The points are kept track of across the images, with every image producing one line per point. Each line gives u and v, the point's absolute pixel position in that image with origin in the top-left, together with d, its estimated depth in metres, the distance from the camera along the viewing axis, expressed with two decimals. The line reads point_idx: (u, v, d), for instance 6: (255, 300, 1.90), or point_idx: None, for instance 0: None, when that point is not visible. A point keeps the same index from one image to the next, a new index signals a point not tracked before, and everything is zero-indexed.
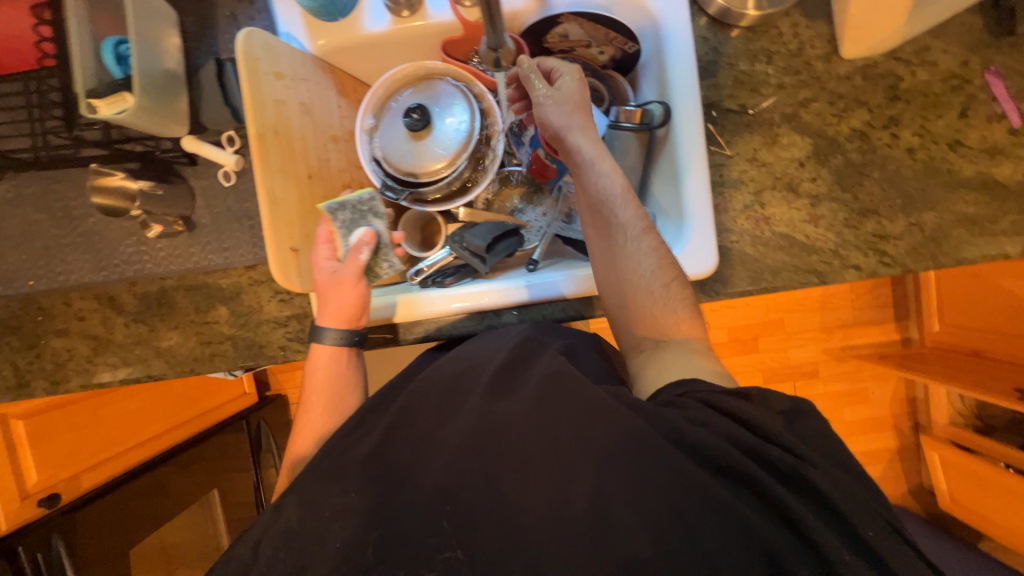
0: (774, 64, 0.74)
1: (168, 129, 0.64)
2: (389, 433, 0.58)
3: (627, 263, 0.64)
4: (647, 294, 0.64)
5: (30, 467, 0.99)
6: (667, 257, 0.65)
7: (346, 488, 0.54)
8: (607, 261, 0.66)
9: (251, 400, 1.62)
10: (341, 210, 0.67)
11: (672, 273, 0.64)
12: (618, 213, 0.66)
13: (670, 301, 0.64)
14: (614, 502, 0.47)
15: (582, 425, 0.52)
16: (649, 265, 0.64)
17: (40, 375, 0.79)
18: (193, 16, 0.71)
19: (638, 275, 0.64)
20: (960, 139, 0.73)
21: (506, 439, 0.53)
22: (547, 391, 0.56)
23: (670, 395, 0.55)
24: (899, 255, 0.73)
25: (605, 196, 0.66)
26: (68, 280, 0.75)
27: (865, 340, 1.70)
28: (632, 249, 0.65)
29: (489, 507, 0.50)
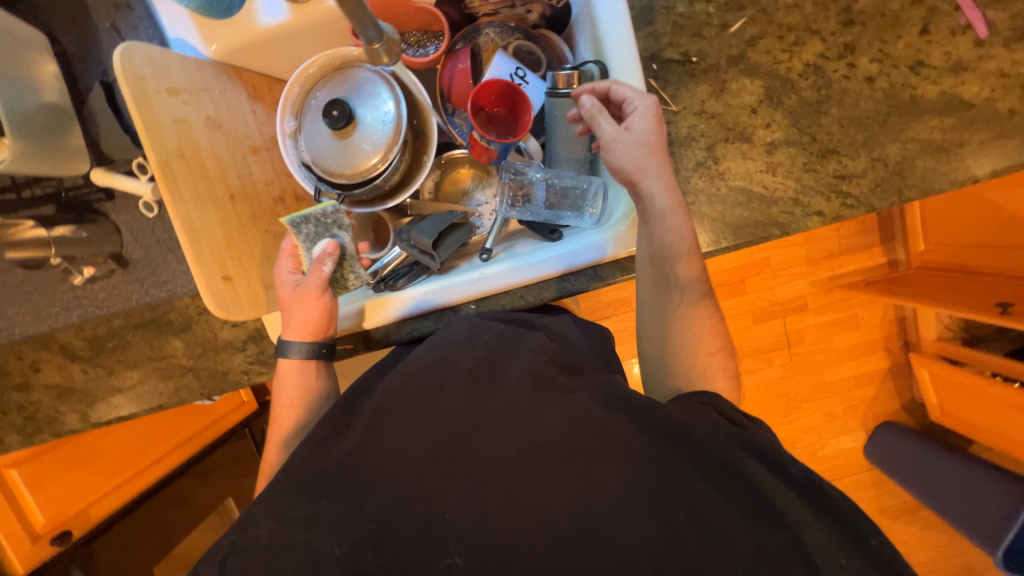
0: (714, 2, 0.67)
1: (65, 167, 0.60)
2: (365, 438, 0.54)
3: (679, 325, 0.62)
4: (693, 360, 0.61)
5: (35, 511, 1.01)
6: (717, 325, 0.63)
7: (315, 497, 0.50)
8: (655, 309, 0.63)
9: (251, 408, 1.49)
10: (305, 224, 0.66)
11: (719, 343, 0.62)
12: (677, 271, 0.62)
13: (714, 372, 0.61)
14: (598, 499, 0.45)
15: (567, 424, 0.49)
16: (700, 331, 0.62)
17: (12, 430, 0.79)
18: (70, 34, 0.64)
19: (688, 339, 0.62)
20: (921, 59, 0.67)
21: (485, 441, 0.50)
22: (524, 386, 0.54)
23: (693, 402, 0.55)
24: (864, 194, 0.69)
25: (669, 253, 0.61)
26: (13, 334, 0.73)
27: (853, 269, 1.67)
28: (684, 304, 0.62)
29: (472, 514, 0.46)
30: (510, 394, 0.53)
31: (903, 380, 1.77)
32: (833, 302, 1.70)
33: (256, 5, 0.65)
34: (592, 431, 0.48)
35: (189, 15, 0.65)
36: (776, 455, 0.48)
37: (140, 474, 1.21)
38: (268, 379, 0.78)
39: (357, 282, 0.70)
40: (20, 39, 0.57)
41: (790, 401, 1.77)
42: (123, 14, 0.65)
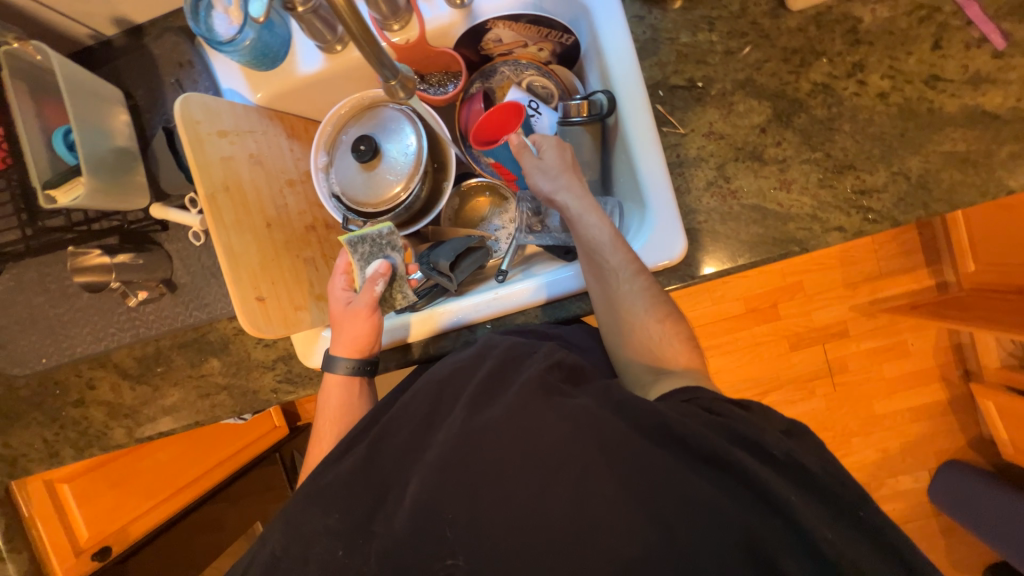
0: (717, 31, 0.70)
1: (130, 201, 0.68)
2: (371, 454, 0.54)
3: (624, 306, 0.63)
4: (645, 336, 0.63)
5: (80, 524, 1.07)
6: (663, 298, 0.64)
7: (328, 509, 0.52)
8: (602, 307, 0.65)
9: (283, 433, 1.63)
10: (361, 243, 0.74)
11: (669, 315, 0.63)
12: (609, 257, 0.64)
13: (668, 343, 0.62)
14: (594, 504, 0.45)
15: (565, 428, 0.49)
16: (644, 307, 0.63)
17: (68, 443, 0.85)
18: (143, 89, 0.74)
19: (635, 317, 0.63)
20: (936, 73, 0.66)
21: (484, 453, 0.49)
22: (529, 395, 0.52)
23: (677, 401, 0.53)
24: (886, 208, 0.68)
25: (594, 243, 0.65)
26: (74, 353, 0.80)
27: (896, 291, 1.58)
28: (624, 290, 0.63)
29: (472, 519, 0.46)
30: (513, 401, 0.52)
31: (967, 413, 1.61)
32: (878, 327, 1.60)
33: (296, 57, 0.74)
34: (591, 436, 0.48)
35: (240, 69, 0.73)
36: (797, 474, 0.46)
37: (179, 493, 1.28)
38: (295, 397, 0.81)
39: (405, 301, 0.75)
40: (100, 92, 0.66)
41: (837, 435, 1.65)
42: (185, 70, 0.74)
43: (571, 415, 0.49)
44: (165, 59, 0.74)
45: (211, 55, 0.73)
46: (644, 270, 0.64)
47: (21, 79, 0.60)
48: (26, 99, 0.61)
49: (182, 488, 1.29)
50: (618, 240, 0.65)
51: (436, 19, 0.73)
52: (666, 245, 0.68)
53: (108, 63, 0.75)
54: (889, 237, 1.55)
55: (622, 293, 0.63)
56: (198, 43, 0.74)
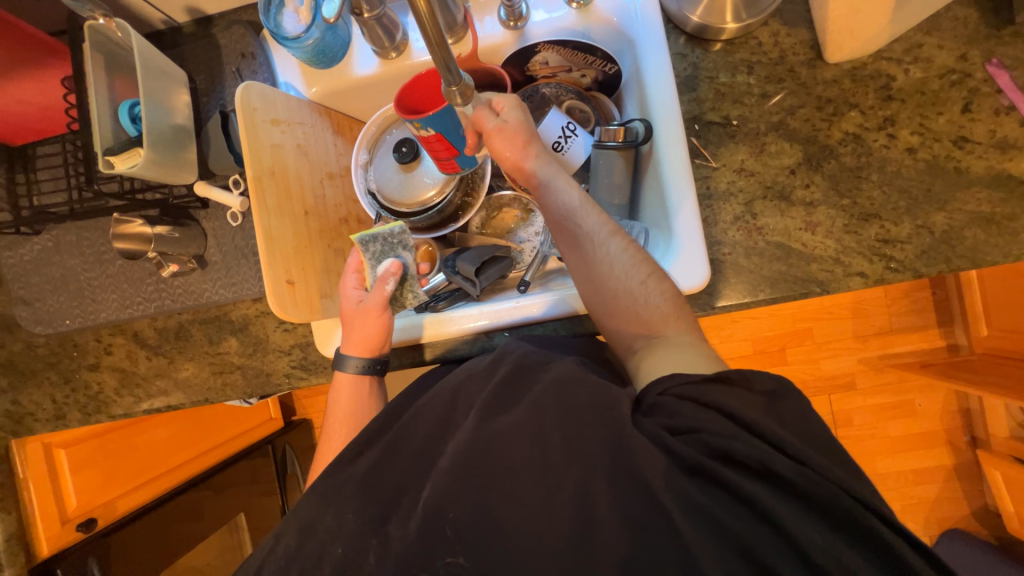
0: (755, 74, 0.73)
1: (178, 176, 0.71)
2: (385, 455, 0.55)
3: (603, 266, 0.63)
4: (629, 295, 0.62)
5: (70, 493, 1.05)
6: (641, 254, 0.65)
7: (344, 510, 0.52)
8: (583, 272, 0.65)
9: (276, 425, 1.67)
10: (372, 242, 0.73)
11: (647, 268, 0.63)
12: (584, 223, 0.66)
13: (652, 297, 0.62)
14: (598, 514, 0.44)
15: (576, 435, 0.48)
16: (625, 264, 0.63)
17: (75, 407, 0.86)
18: (204, 74, 0.78)
19: (615, 276, 0.63)
20: (965, 135, 0.69)
21: (495, 458, 0.49)
22: (544, 403, 0.51)
23: (651, 397, 0.51)
24: (909, 259, 0.69)
25: (567, 210, 0.66)
26: (98, 317, 0.82)
27: (906, 348, 1.57)
28: (604, 251, 0.64)
29: (479, 519, 0.47)
30: (526, 410, 0.51)
31: (972, 482, 1.57)
32: (886, 382, 1.59)
33: (353, 59, 0.78)
34: (596, 448, 0.47)
35: (298, 64, 0.77)
36: None
37: (172, 472, 1.26)
38: (306, 385, 0.82)
39: (415, 301, 0.74)
40: (169, 73, 0.70)
41: None
42: (246, 61, 0.78)
43: (585, 433, 0.48)
44: (229, 48, 0.78)
45: (274, 49, 0.77)
46: (619, 232, 0.67)
47: (99, 53, 0.64)
48: (102, 72, 0.65)
49: (174, 467, 1.27)
50: (589, 207, 0.67)
51: (489, 37, 0.77)
52: (688, 274, 0.69)
53: (175, 47, 0.80)
54: (903, 293, 1.56)
55: (604, 256, 0.64)
56: (262, 37, 0.78)
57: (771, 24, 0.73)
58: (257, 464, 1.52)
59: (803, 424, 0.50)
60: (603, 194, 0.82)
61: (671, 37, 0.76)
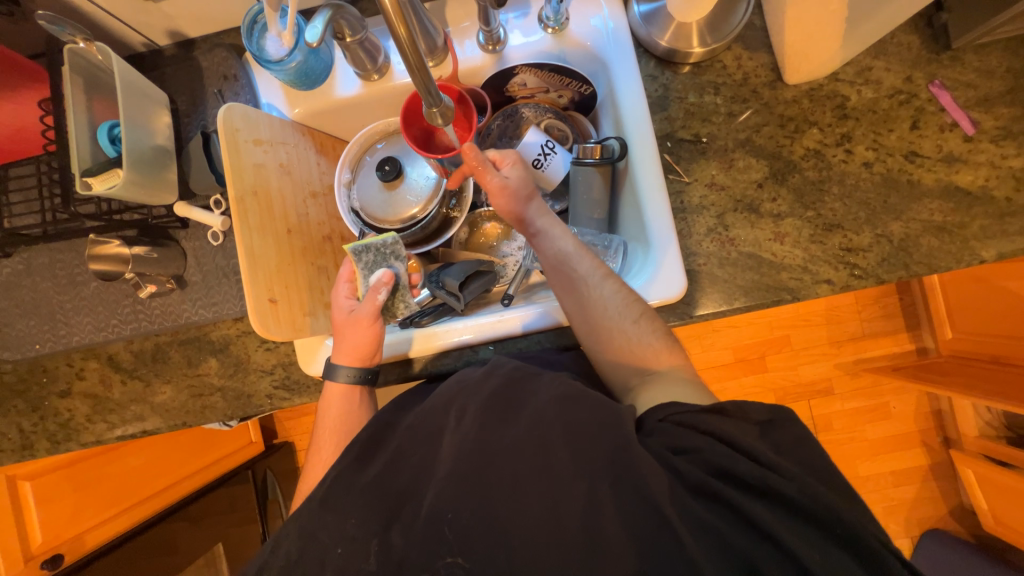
0: (721, 95, 0.78)
1: (158, 197, 0.71)
2: (389, 466, 0.54)
3: (595, 308, 0.66)
4: (621, 335, 0.65)
5: (34, 529, 1.00)
6: (632, 297, 0.67)
7: (347, 516, 0.51)
8: (578, 314, 0.67)
9: (258, 448, 1.60)
10: (366, 252, 0.73)
11: (639, 310, 0.66)
12: (578, 267, 0.69)
13: (643, 336, 0.65)
14: (603, 518, 0.45)
15: (577, 442, 0.49)
16: (617, 306, 0.66)
17: (44, 436, 0.82)
18: (185, 96, 0.78)
19: (608, 317, 0.66)
20: (914, 150, 0.74)
21: (500, 467, 0.49)
22: (545, 416, 0.52)
23: (652, 422, 0.53)
24: (871, 267, 0.73)
25: (562, 254, 0.70)
26: (70, 341, 0.80)
27: (878, 352, 1.63)
28: (597, 294, 0.67)
29: (484, 528, 0.47)
30: (528, 419, 0.52)
31: (948, 481, 1.62)
32: (861, 386, 1.64)
33: (335, 81, 0.79)
34: (600, 453, 0.48)
35: (280, 86, 0.79)
36: None
37: (146, 502, 1.21)
38: (289, 405, 0.81)
39: (407, 311, 0.75)
40: (150, 95, 0.71)
41: None
42: (228, 83, 0.78)
43: (584, 439, 0.49)
44: (212, 70, 0.79)
45: (257, 72, 0.79)
46: (613, 275, 0.69)
47: (79, 75, 0.64)
48: (81, 94, 0.65)
49: (148, 497, 1.22)
50: (583, 252, 0.70)
51: (469, 59, 0.80)
52: (665, 284, 0.71)
53: (156, 69, 0.80)
54: (872, 299, 1.62)
55: (598, 299, 0.67)
56: (244, 60, 0.79)
57: (734, 49, 0.78)
58: (236, 491, 1.46)
59: (778, 426, 0.52)
60: (582, 209, 0.84)
61: (642, 60, 0.80)
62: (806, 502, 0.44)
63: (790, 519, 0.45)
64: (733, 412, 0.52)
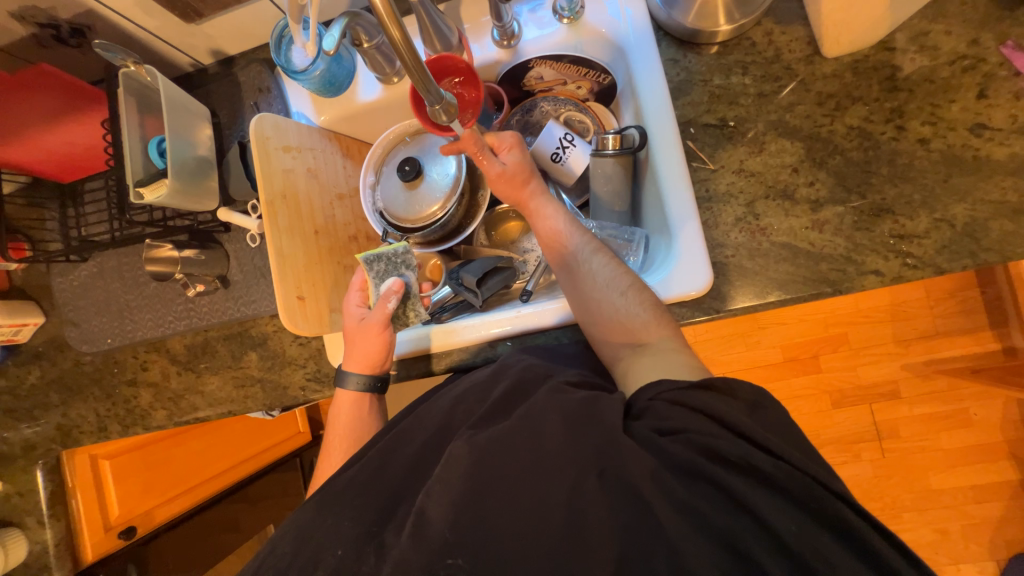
0: (750, 75, 0.73)
1: (201, 203, 0.77)
2: (382, 462, 0.55)
3: (586, 282, 0.67)
4: (612, 307, 0.64)
5: (113, 502, 1.11)
6: (623, 267, 0.67)
7: (339, 519, 0.52)
8: (572, 289, 0.68)
9: (305, 438, 1.70)
10: (376, 262, 0.75)
11: (630, 282, 0.65)
12: (570, 243, 0.70)
13: (631, 307, 0.63)
14: (595, 523, 0.43)
15: (565, 446, 0.47)
16: (604, 277, 0.66)
17: (116, 420, 0.93)
18: (226, 109, 0.85)
19: (598, 290, 0.66)
20: (982, 122, 0.65)
21: (492, 460, 0.48)
22: (537, 414, 0.50)
23: (643, 401, 0.51)
24: (928, 255, 0.65)
25: (556, 232, 0.71)
26: (135, 335, 0.89)
27: (953, 352, 1.46)
28: (588, 268, 0.68)
29: (476, 527, 0.45)
30: (522, 414, 0.51)
31: None
32: (933, 390, 1.47)
33: (357, 87, 0.83)
34: (595, 454, 0.46)
35: (308, 95, 0.83)
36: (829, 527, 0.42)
37: (201, 485, 1.31)
38: (320, 397, 0.85)
39: (417, 319, 0.76)
40: (192, 110, 0.77)
41: (886, 507, 1.50)
42: (263, 95, 0.84)
43: (578, 440, 0.47)
44: (248, 84, 0.85)
45: (287, 83, 0.83)
46: (604, 249, 0.69)
47: (132, 96, 0.72)
48: (134, 112, 0.72)
49: (205, 480, 1.33)
50: (578, 228, 0.71)
51: (484, 56, 0.80)
52: (690, 278, 0.68)
53: (201, 87, 0.87)
54: (945, 293, 1.45)
55: (589, 273, 0.67)
56: (276, 72, 0.84)
57: (764, 24, 0.72)
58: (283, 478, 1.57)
59: (809, 430, 0.48)
60: (603, 202, 0.82)
61: (665, 44, 0.77)
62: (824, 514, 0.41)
63: (801, 514, 0.42)
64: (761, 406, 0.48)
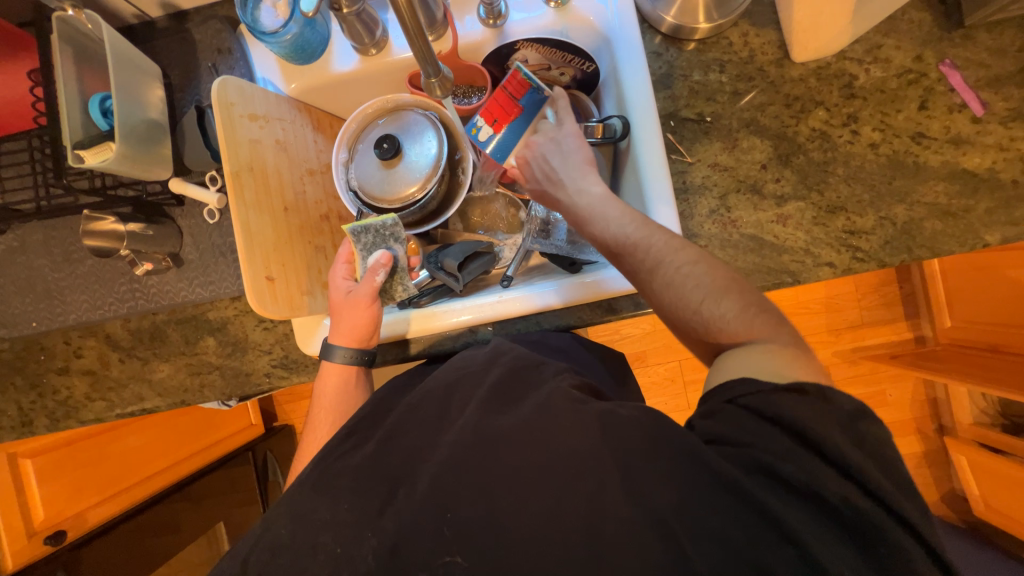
0: (727, 73, 0.76)
1: (151, 172, 0.70)
2: (380, 449, 0.55)
3: (667, 291, 0.57)
4: (705, 319, 0.55)
5: (36, 505, 1.01)
6: (712, 271, 0.57)
7: (335, 502, 0.51)
8: (651, 298, 0.59)
9: (257, 431, 1.63)
10: (364, 234, 0.73)
11: (723, 289, 0.55)
12: (645, 245, 0.60)
13: (731, 319, 0.54)
14: (601, 513, 0.44)
15: (570, 437, 0.49)
16: (691, 285, 0.56)
17: (43, 413, 0.83)
18: (179, 69, 0.77)
19: (686, 300, 0.56)
20: (922, 131, 0.72)
21: (499, 452, 0.50)
22: (546, 407, 0.53)
23: (719, 403, 0.49)
24: (873, 250, 0.72)
25: (617, 238, 0.62)
26: (66, 319, 0.79)
27: (876, 340, 1.63)
28: (672, 272, 0.58)
29: (480, 519, 0.46)
30: (532, 408, 0.53)
31: (941, 468, 1.64)
32: (858, 374, 1.64)
33: (332, 55, 0.77)
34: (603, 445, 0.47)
35: (276, 60, 0.77)
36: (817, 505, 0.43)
37: (143, 483, 1.21)
38: (288, 384, 0.80)
39: (405, 294, 0.74)
40: (143, 68, 0.70)
41: None
42: (223, 56, 0.77)
43: (581, 429, 0.49)
44: (205, 43, 0.77)
45: (251, 45, 0.77)
46: (688, 247, 0.60)
47: (68, 45, 0.63)
48: (71, 64, 0.63)
49: (147, 477, 1.23)
50: (644, 229, 0.61)
51: (469, 34, 0.78)
52: None
53: (148, 42, 0.78)
54: (872, 287, 1.62)
55: (673, 278, 0.57)
56: (238, 32, 0.77)
57: (741, 25, 0.76)
58: (236, 472, 1.48)
59: None
60: None
61: (648, 36, 0.79)
62: None
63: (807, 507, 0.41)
64: (805, 383, 0.47)
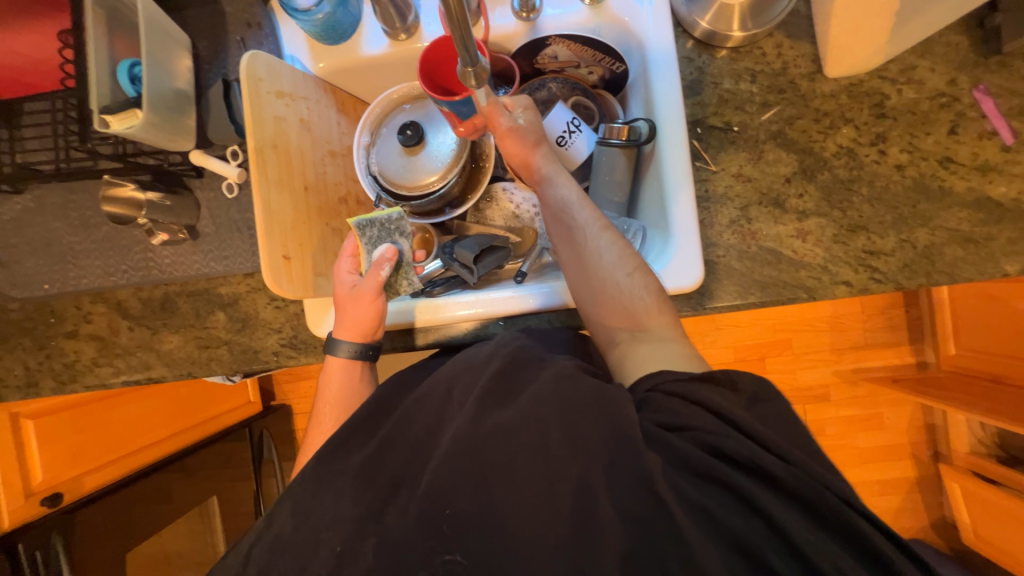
0: (758, 83, 0.75)
1: (175, 143, 0.70)
2: (382, 441, 0.55)
3: (591, 259, 0.65)
4: (615, 288, 0.64)
5: (36, 465, 1.01)
6: (630, 250, 0.66)
7: (342, 491, 0.52)
8: (576, 264, 0.66)
9: (256, 408, 1.64)
10: (370, 227, 0.72)
11: (634, 263, 0.64)
12: (577, 216, 0.68)
13: (636, 290, 0.63)
14: (597, 509, 0.44)
15: (569, 431, 0.49)
16: (611, 257, 0.65)
17: (49, 376, 0.83)
18: (207, 41, 0.77)
19: (602, 268, 0.65)
20: (950, 156, 0.72)
21: (494, 446, 0.49)
22: (542, 399, 0.51)
23: (640, 392, 0.54)
24: (891, 271, 0.72)
25: (562, 203, 0.69)
26: (79, 283, 0.79)
27: (879, 363, 1.62)
28: (594, 245, 0.66)
29: (479, 511, 0.47)
30: (525, 401, 0.52)
31: (933, 494, 1.64)
32: (859, 395, 1.64)
33: (362, 37, 0.77)
34: (602, 443, 0.47)
35: (305, 38, 0.76)
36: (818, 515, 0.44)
37: (140, 452, 1.22)
38: (294, 364, 0.80)
39: (410, 288, 0.74)
40: (172, 36, 0.69)
41: None
42: (252, 31, 0.77)
43: (578, 423, 0.49)
44: (235, 17, 0.77)
45: (281, 21, 0.76)
46: (610, 228, 0.68)
47: (101, 8, 0.63)
48: (103, 29, 0.63)
49: (145, 446, 1.23)
50: (585, 202, 0.69)
51: (501, 26, 0.78)
52: (682, 273, 0.70)
53: (178, 12, 0.78)
54: (879, 309, 1.61)
55: (598, 250, 0.66)
56: (269, 7, 0.77)
57: (775, 36, 0.75)
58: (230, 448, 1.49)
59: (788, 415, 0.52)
60: (603, 191, 0.83)
61: (680, 40, 0.78)
62: (807, 505, 0.44)
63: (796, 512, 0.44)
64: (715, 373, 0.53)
